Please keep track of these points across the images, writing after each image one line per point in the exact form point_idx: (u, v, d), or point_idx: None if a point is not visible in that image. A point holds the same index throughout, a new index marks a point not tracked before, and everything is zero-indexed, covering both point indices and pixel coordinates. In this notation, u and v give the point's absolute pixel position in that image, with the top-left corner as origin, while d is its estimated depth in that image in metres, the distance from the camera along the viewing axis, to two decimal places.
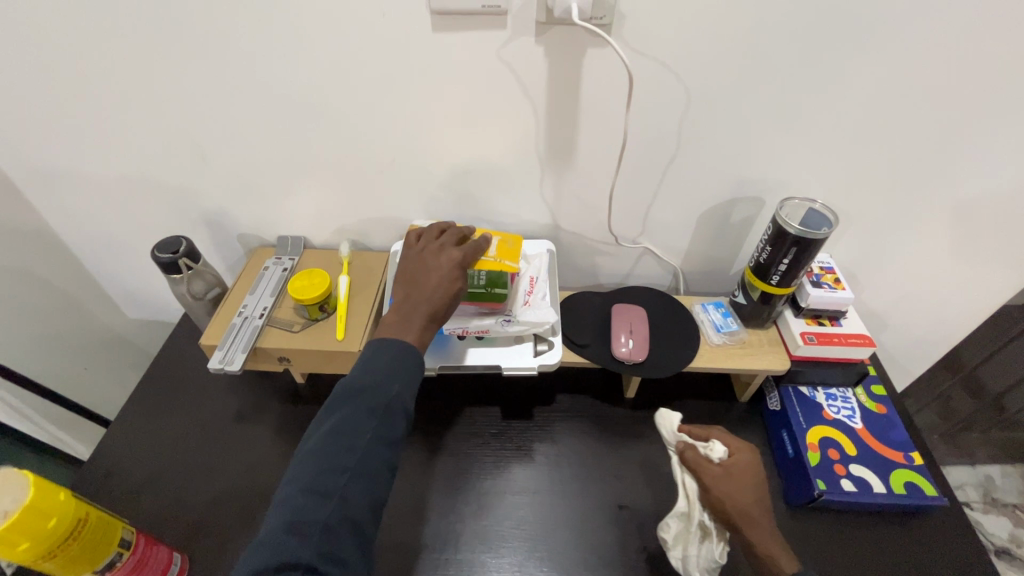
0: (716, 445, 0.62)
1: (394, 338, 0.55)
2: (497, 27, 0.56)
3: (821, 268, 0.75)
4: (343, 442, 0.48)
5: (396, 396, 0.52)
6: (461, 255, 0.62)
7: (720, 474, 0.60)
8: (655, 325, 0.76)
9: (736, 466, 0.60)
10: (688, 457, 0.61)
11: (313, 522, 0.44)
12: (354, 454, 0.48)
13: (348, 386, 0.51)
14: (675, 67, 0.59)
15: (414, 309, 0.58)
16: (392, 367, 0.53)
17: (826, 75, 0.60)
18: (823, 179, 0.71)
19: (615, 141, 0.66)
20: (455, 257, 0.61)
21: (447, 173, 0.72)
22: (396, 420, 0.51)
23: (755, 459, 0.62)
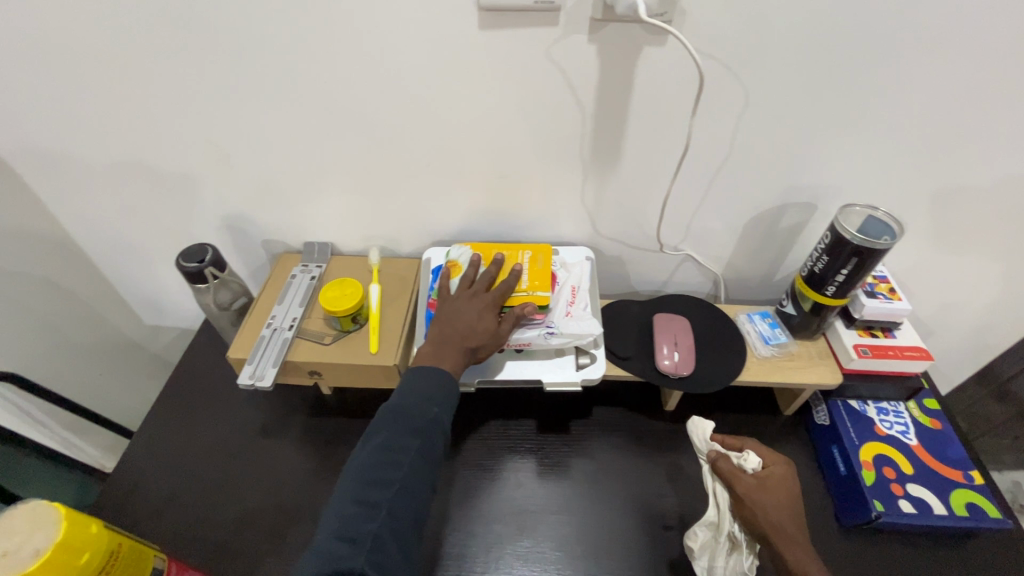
0: (749, 456, 0.61)
1: (422, 372, 0.53)
2: (549, 25, 0.53)
3: (875, 277, 0.71)
4: (389, 457, 0.47)
5: (437, 418, 0.50)
6: (497, 295, 0.60)
7: (755, 483, 0.58)
8: (698, 336, 0.73)
9: (770, 478, 0.59)
10: (721, 466, 0.60)
11: (362, 534, 0.42)
12: (400, 468, 0.46)
13: (392, 407, 0.50)
14: (736, 67, 0.56)
15: (445, 346, 0.56)
16: (434, 388, 0.52)
17: (897, 77, 0.56)
18: (881, 185, 0.67)
19: (664, 145, 0.63)
20: (490, 297, 0.60)
21: (483, 178, 0.69)
22: (437, 439, 0.49)
23: (790, 472, 0.60)
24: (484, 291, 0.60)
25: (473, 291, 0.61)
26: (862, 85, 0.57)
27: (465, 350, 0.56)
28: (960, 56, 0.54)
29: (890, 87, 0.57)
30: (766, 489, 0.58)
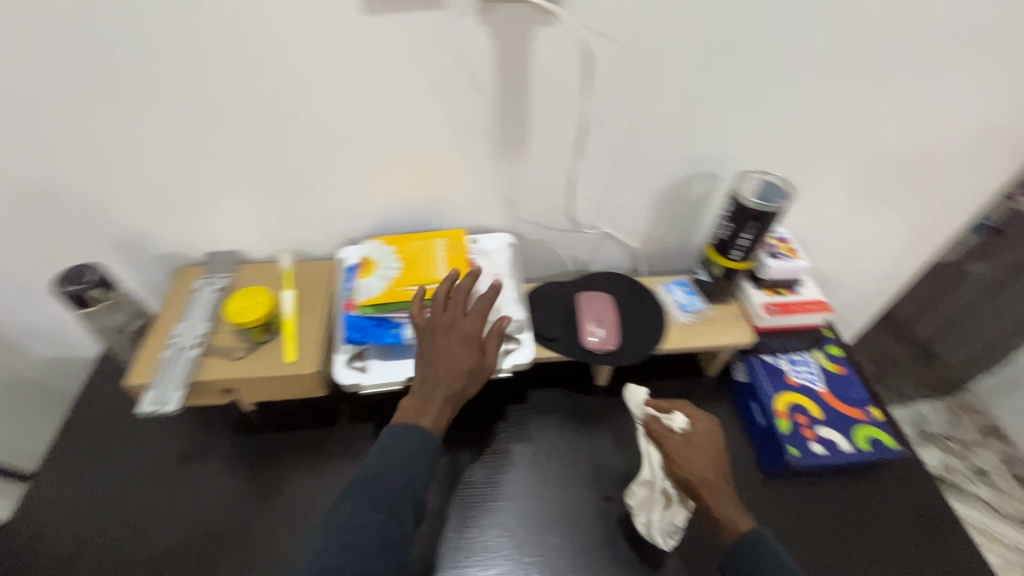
0: (677, 416, 0.65)
1: (407, 429, 0.54)
2: (435, 8, 0.51)
3: (776, 239, 0.76)
4: (350, 538, 0.46)
5: (407, 487, 0.50)
6: (474, 326, 0.58)
7: (682, 441, 0.62)
8: (621, 310, 0.75)
9: (696, 435, 0.63)
10: (653, 428, 0.64)
11: None
12: (359, 552, 0.45)
13: (361, 477, 0.50)
14: (626, 44, 0.56)
15: (431, 396, 0.56)
16: (406, 455, 0.52)
17: (774, 48, 0.59)
18: (774, 151, 0.71)
19: (569, 126, 0.63)
20: (467, 330, 0.58)
21: (392, 170, 0.66)
22: (406, 515, 0.49)
23: (715, 428, 0.65)
24: (461, 326, 0.58)
25: (452, 324, 0.58)
26: (747, 56, 0.60)
27: (451, 397, 0.56)
28: (829, 23, 0.58)
29: (772, 55, 0.60)
30: (693, 445, 0.62)
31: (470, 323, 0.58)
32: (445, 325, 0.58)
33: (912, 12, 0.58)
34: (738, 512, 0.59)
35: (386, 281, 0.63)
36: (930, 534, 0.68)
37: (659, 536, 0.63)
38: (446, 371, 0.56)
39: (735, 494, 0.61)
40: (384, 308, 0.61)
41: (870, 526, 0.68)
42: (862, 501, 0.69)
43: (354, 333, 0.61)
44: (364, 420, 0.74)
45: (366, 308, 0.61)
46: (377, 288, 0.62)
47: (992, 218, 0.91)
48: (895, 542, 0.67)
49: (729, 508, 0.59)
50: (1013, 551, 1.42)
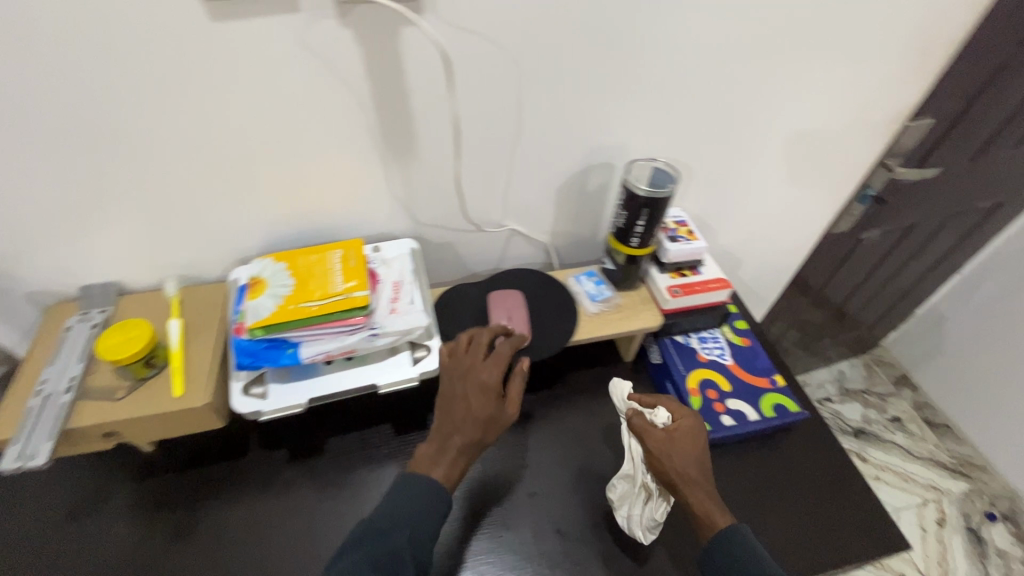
0: (660, 411, 0.65)
1: (419, 481, 0.54)
2: (288, 12, 0.48)
3: (675, 222, 0.78)
4: None
5: (408, 541, 0.50)
6: (490, 372, 0.59)
7: (663, 436, 0.61)
8: (534, 305, 0.75)
9: (678, 431, 0.62)
10: (635, 422, 0.63)
11: None
12: None
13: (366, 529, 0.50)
14: (499, 40, 0.56)
15: (446, 446, 0.56)
16: (413, 504, 0.52)
17: (646, 38, 0.61)
18: (663, 137, 0.73)
19: (456, 126, 0.62)
20: (483, 377, 0.58)
21: (277, 184, 0.63)
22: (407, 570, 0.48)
23: (698, 422, 0.63)
24: (481, 373, 0.58)
25: (469, 372, 0.59)
26: (623, 47, 0.61)
27: (467, 446, 0.56)
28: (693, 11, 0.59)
29: (646, 45, 0.61)
30: (674, 441, 0.61)
31: (488, 370, 0.59)
32: (463, 373, 0.59)
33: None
34: (718, 511, 0.57)
35: (278, 300, 0.59)
36: (842, 485, 0.70)
37: (638, 529, 0.64)
38: (461, 420, 0.56)
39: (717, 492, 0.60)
40: (277, 329, 0.58)
41: (787, 484, 0.70)
42: (777, 464, 0.71)
43: (244, 358, 0.58)
44: (277, 447, 0.70)
45: (256, 330, 0.58)
46: (267, 308, 0.59)
47: (873, 187, 0.97)
48: (809, 497, 0.69)
49: (708, 504, 0.58)
50: (929, 489, 1.55)
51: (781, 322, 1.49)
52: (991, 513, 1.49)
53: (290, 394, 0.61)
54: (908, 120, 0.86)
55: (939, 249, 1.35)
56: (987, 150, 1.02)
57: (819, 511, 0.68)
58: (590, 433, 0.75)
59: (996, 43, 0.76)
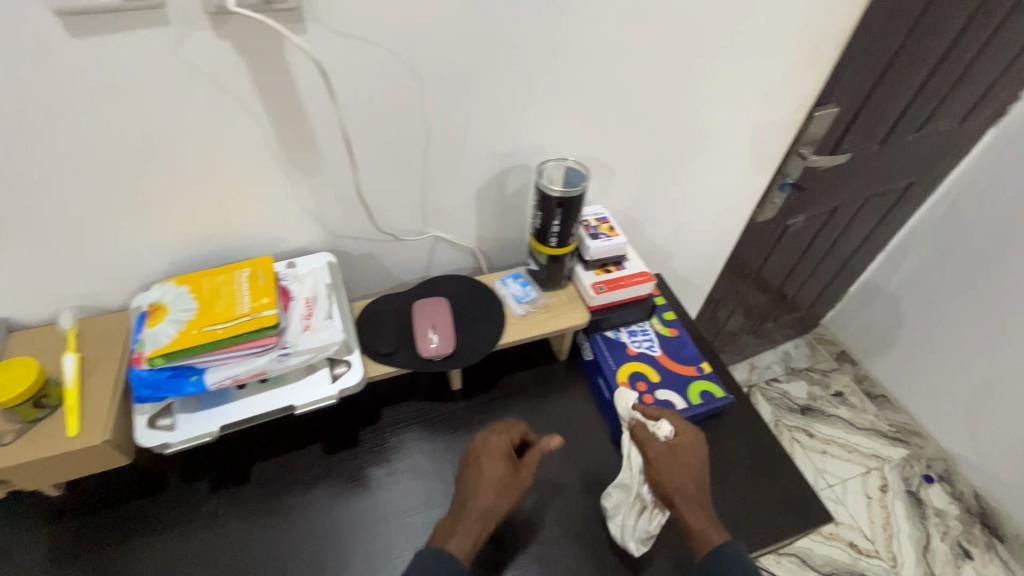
0: (663, 424, 0.66)
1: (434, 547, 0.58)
2: (158, 25, 0.46)
3: (597, 220, 0.79)
4: None
5: None
6: (505, 444, 0.64)
7: (664, 450, 0.64)
8: (461, 312, 0.74)
9: (679, 445, 0.65)
10: (637, 432, 0.66)
11: None
12: None
13: None
14: (392, 47, 0.55)
15: (463, 513, 0.60)
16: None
17: (546, 40, 0.61)
18: (577, 136, 0.74)
19: (360, 135, 0.61)
20: (499, 448, 0.64)
21: (174, 206, 0.60)
22: None
23: (699, 437, 0.66)
24: (492, 442, 0.64)
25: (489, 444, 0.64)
26: (522, 50, 0.61)
27: (482, 515, 0.60)
28: (590, 11, 0.60)
29: (546, 47, 0.62)
30: (674, 454, 0.64)
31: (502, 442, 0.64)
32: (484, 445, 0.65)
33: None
34: (711, 527, 0.61)
35: (180, 326, 0.57)
36: (764, 465, 0.73)
37: (631, 540, 0.64)
38: (477, 487, 0.61)
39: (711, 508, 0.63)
40: (179, 356, 0.55)
41: (711, 472, 0.72)
42: None
43: (144, 390, 0.55)
44: (198, 478, 0.67)
45: (156, 359, 0.54)
46: (168, 335, 0.56)
47: (791, 175, 1.01)
48: (733, 480, 0.72)
49: (702, 520, 0.61)
50: (871, 458, 1.62)
51: (732, 314, 1.52)
52: (928, 475, 1.58)
53: (200, 423, 0.58)
54: (816, 109, 0.89)
55: (862, 229, 1.41)
56: (892, 134, 1.07)
57: (741, 492, 0.71)
58: (526, 436, 0.75)
59: (883, 33, 0.80)
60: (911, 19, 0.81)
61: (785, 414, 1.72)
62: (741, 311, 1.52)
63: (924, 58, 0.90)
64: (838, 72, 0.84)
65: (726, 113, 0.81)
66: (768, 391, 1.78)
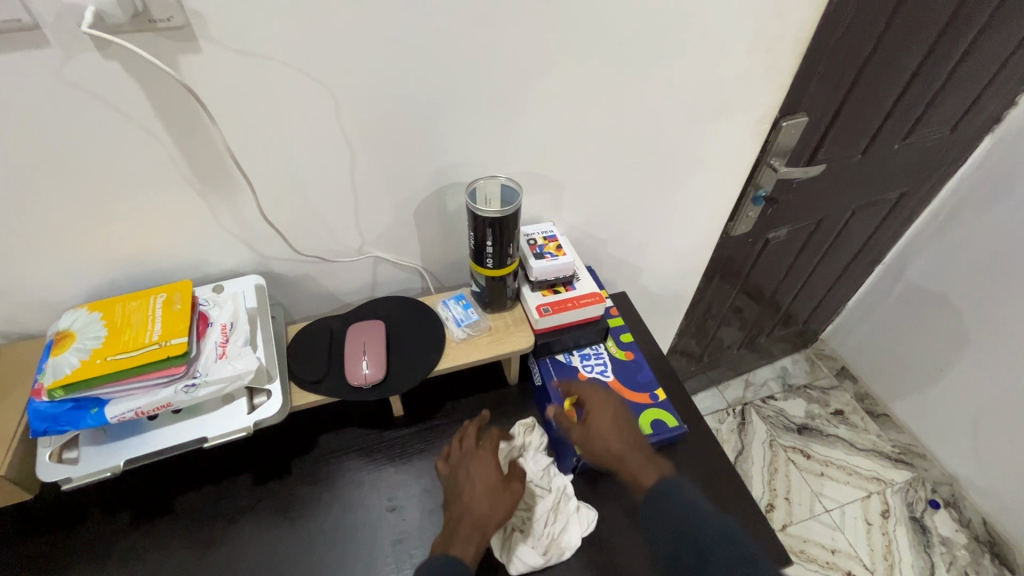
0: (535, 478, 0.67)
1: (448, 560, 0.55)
2: (39, 46, 0.45)
3: (545, 238, 0.76)
4: None
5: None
6: (471, 442, 0.66)
7: (579, 425, 0.66)
8: (398, 336, 0.71)
9: (595, 419, 0.66)
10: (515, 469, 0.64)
11: None
12: None
13: None
14: (298, 64, 0.53)
15: (461, 523, 0.58)
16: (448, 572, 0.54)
17: (468, 52, 0.58)
18: (518, 151, 0.71)
19: (277, 154, 0.59)
20: (468, 448, 0.65)
21: (87, 228, 0.58)
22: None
23: (614, 405, 0.67)
24: (462, 454, 0.65)
25: (468, 449, 0.65)
26: (443, 64, 0.58)
27: (488, 492, 0.60)
28: (512, 21, 0.57)
29: (469, 62, 0.59)
30: (587, 428, 0.66)
31: (469, 444, 0.66)
32: (462, 459, 0.64)
33: (590, 5, 0.59)
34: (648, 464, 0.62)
35: (83, 355, 0.55)
36: (718, 499, 0.68)
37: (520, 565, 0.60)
38: (468, 490, 0.61)
39: (646, 450, 0.64)
40: (79, 388, 0.53)
41: None
42: None
43: (40, 423, 0.53)
44: (119, 509, 0.64)
45: (54, 391, 0.52)
46: (70, 365, 0.54)
47: (764, 187, 0.96)
48: None
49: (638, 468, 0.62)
50: (873, 481, 1.54)
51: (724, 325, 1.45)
52: (933, 501, 1.50)
53: (106, 457, 0.56)
54: (783, 118, 0.84)
55: (855, 241, 1.35)
56: (873, 144, 1.02)
57: None
58: None
59: (847, 38, 0.76)
60: (881, 23, 0.76)
61: (781, 434, 1.65)
62: (732, 323, 1.45)
63: (901, 64, 0.85)
64: (802, 80, 0.79)
65: (681, 124, 0.77)
66: (763, 409, 1.70)
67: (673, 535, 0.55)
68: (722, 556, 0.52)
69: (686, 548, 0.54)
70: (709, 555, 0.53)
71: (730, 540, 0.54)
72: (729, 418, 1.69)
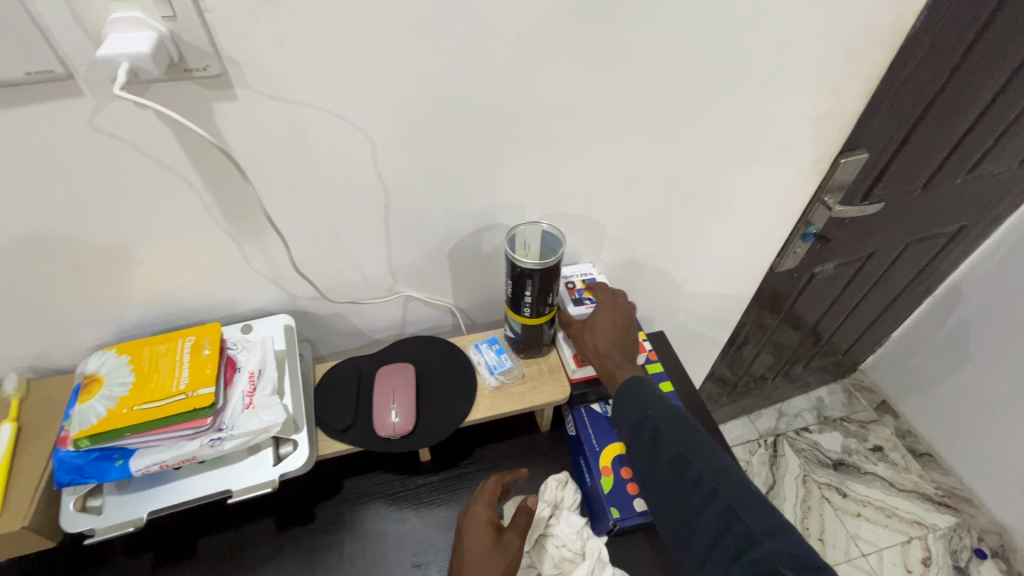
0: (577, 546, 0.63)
1: None
2: (73, 95, 0.43)
3: (584, 282, 0.73)
4: None
5: None
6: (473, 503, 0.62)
7: (578, 323, 0.69)
8: (428, 380, 0.69)
9: (593, 319, 0.69)
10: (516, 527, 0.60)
11: None
12: None
13: None
14: (335, 109, 0.50)
15: None
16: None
17: (512, 95, 0.55)
18: (560, 191, 0.67)
19: (310, 197, 0.57)
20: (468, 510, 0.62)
21: (116, 269, 0.57)
22: None
23: (616, 312, 0.69)
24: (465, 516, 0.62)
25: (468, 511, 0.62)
26: (485, 106, 0.55)
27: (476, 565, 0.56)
28: (561, 64, 0.54)
29: (513, 105, 0.56)
30: (585, 327, 0.68)
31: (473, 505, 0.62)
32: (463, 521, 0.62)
33: (645, 45, 0.55)
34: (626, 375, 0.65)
35: (111, 403, 0.53)
36: None
37: None
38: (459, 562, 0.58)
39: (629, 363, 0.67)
40: (105, 439, 0.51)
41: None
42: None
43: (66, 474, 0.51)
44: (141, 551, 0.63)
45: (80, 441, 0.51)
46: (96, 414, 0.52)
47: (815, 225, 0.90)
48: None
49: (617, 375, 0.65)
50: (914, 525, 1.47)
51: (761, 356, 1.39)
52: (979, 549, 1.42)
53: (130, 506, 0.55)
54: (842, 156, 0.79)
55: (905, 275, 1.27)
56: (934, 179, 0.95)
57: None
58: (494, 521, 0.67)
59: (918, 75, 0.70)
60: (955, 58, 0.71)
61: (815, 469, 1.58)
62: (768, 354, 1.39)
63: (973, 99, 0.78)
64: (866, 117, 0.73)
65: (733, 164, 0.73)
66: (796, 442, 1.63)
67: (631, 420, 0.61)
68: (668, 429, 0.59)
69: (642, 426, 0.60)
70: (661, 432, 0.59)
71: (681, 417, 0.60)
72: (761, 451, 1.62)
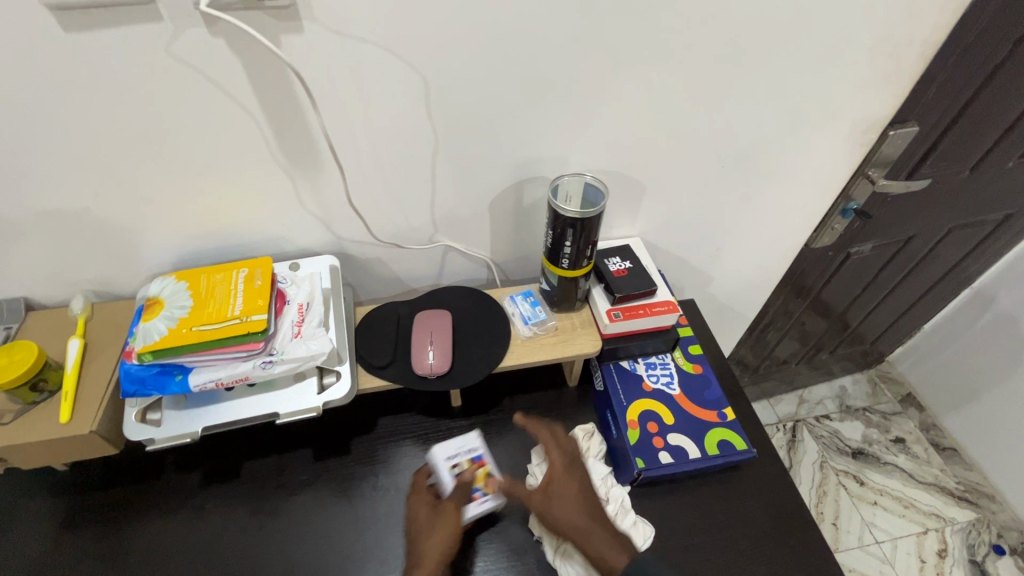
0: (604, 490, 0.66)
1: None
2: (153, 20, 0.45)
3: (470, 462, 0.65)
4: None
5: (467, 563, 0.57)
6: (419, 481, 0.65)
7: (539, 492, 0.61)
8: (464, 328, 0.71)
9: (554, 480, 0.62)
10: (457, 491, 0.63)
11: None
12: None
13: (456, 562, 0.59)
14: (393, 49, 0.51)
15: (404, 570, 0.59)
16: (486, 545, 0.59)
17: (564, 44, 0.55)
18: (603, 148, 0.68)
19: (363, 139, 0.59)
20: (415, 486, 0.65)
21: (178, 200, 0.60)
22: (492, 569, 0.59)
23: (571, 469, 0.64)
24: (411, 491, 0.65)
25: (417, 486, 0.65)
26: (537, 53, 0.55)
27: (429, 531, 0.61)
28: (615, 14, 0.54)
29: (564, 55, 0.56)
30: (549, 494, 0.61)
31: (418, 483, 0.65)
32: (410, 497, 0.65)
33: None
34: (613, 548, 0.58)
35: (172, 323, 0.56)
36: (781, 531, 0.65)
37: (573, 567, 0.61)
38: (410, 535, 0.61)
39: (609, 527, 0.60)
40: (166, 354, 0.55)
41: (719, 530, 0.65)
42: (713, 503, 0.67)
43: (131, 384, 0.55)
44: (192, 467, 0.68)
45: (144, 355, 0.54)
46: (159, 331, 0.56)
47: (856, 200, 0.89)
48: (742, 542, 0.64)
49: (603, 548, 0.58)
50: (932, 517, 1.46)
51: (787, 339, 1.38)
52: (998, 545, 1.40)
53: (186, 420, 0.59)
54: (891, 128, 0.77)
55: (944, 263, 1.24)
56: (985, 160, 0.92)
57: (750, 557, 0.63)
58: (520, 466, 0.69)
59: (981, 45, 0.68)
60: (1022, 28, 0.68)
61: (833, 456, 1.57)
62: (794, 338, 1.39)
63: None
64: (921, 88, 0.72)
65: (779, 130, 0.72)
66: (816, 428, 1.63)
67: None
68: None
69: None
70: None
71: None
72: (779, 434, 1.62)
